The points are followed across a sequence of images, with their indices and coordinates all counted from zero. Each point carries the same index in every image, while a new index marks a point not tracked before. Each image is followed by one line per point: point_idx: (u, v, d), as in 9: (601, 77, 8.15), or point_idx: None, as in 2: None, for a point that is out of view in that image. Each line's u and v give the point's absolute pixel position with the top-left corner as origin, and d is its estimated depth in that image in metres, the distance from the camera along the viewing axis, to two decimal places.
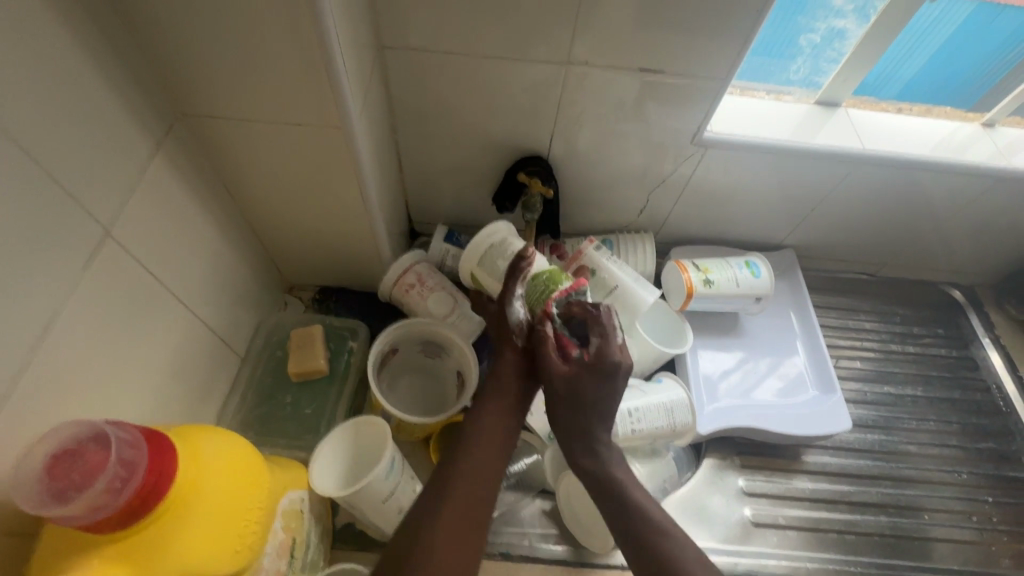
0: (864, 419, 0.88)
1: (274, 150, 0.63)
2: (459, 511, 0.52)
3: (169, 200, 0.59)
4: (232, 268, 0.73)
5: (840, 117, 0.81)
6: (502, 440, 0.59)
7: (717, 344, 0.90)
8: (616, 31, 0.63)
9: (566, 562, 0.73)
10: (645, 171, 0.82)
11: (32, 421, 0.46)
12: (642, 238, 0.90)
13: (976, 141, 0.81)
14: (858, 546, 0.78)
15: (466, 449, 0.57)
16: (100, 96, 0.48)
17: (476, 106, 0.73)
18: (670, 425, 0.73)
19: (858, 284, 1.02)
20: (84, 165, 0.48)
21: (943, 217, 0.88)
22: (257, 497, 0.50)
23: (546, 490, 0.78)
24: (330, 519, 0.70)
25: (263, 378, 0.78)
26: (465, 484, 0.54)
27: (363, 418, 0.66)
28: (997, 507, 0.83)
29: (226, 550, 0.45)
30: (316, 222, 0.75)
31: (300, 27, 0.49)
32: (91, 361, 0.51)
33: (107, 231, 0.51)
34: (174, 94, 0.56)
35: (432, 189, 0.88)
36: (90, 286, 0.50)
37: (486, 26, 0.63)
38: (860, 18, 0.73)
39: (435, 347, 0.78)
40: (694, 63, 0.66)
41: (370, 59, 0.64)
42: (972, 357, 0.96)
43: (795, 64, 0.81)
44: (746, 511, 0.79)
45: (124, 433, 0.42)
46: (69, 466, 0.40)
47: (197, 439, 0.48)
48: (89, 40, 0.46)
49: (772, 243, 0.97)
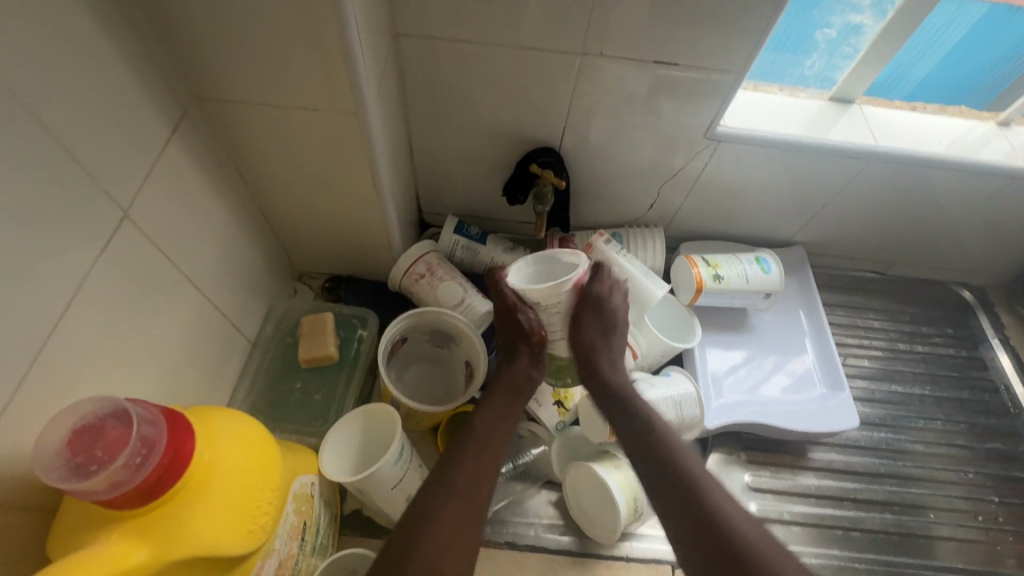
0: (872, 417, 0.88)
1: (288, 136, 0.63)
2: (456, 510, 0.54)
3: (184, 184, 0.59)
4: (244, 255, 0.73)
5: (853, 113, 0.81)
6: (498, 436, 0.62)
7: (725, 339, 0.90)
8: (632, 22, 0.63)
9: (571, 552, 0.73)
10: (657, 165, 0.82)
11: (49, 399, 0.46)
12: (652, 232, 0.89)
13: (991, 140, 0.81)
14: (862, 542, 0.78)
15: (465, 446, 0.60)
16: (120, 78, 0.49)
17: (490, 96, 0.73)
18: (678, 419, 0.73)
19: (868, 283, 1.01)
20: (103, 148, 0.48)
21: (955, 216, 0.88)
22: (271, 479, 0.50)
23: (553, 481, 0.78)
24: (338, 505, 0.71)
25: (273, 363, 0.79)
26: (466, 476, 0.57)
27: (372, 405, 0.67)
28: (1003, 508, 0.82)
29: (239, 531, 0.46)
30: (328, 211, 0.75)
31: (319, 13, 0.49)
32: (105, 341, 0.51)
33: (124, 213, 0.52)
34: (192, 78, 0.57)
35: (443, 179, 0.88)
36: (107, 268, 0.50)
37: (502, 16, 0.63)
38: (877, 13, 0.73)
39: (445, 337, 0.78)
40: (709, 57, 0.66)
41: (385, 48, 0.64)
42: (981, 358, 0.95)
43: (810, 59, 0.80)
44: (752, 506, 0.79)
45: (143, 411, 0.42)
46: (90, 441, 0.40)
47: (214, 421, 0.48)
48: (110, 22, 0.47)
49: (782, 239, 0.97)
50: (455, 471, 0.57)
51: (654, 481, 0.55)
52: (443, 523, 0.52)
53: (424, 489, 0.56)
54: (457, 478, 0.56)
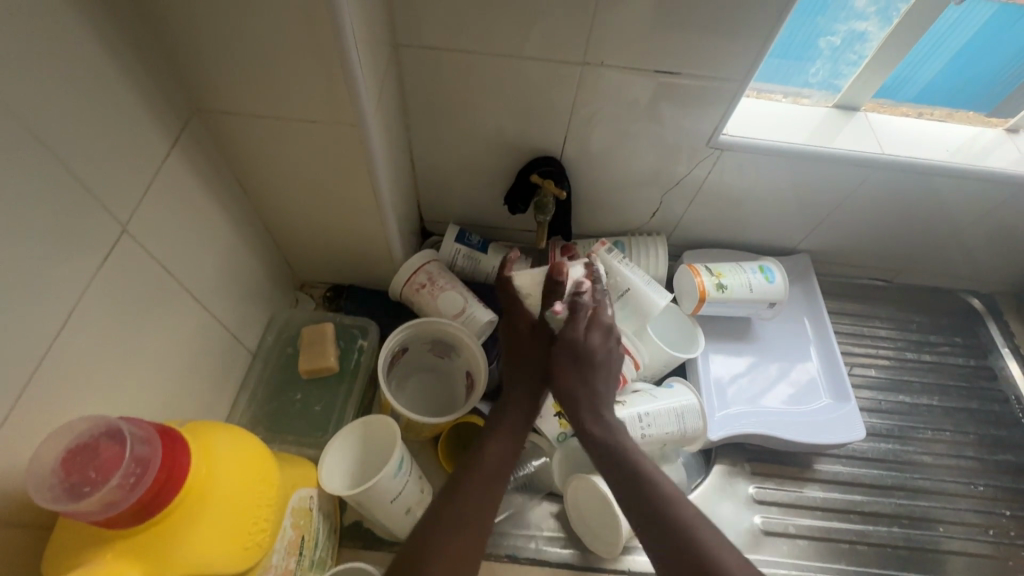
0: (878, 428, 0.87)
1: (286, 148, 0.63)
2: (465, 536, 0.54)
3: (184, 196, 0.59)
4: (244, 266, 0.73)
5: (858, 121, 0.80)
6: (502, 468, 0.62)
7: (728, 348, 0.89)
8: (635, 30, 0.62)
9: (572, 566, 0.72)
10: (659, 173, 0.81)
11: (45, 416, 0.46)
12: (654, 241, 0.89)
13: (1000, 146, 0.80)
14: (869, 557, 0.77)
15: (473, 474, 0.60)
16: (118, 92, 0.49)
17: (491, 106, 0.73)
18: (680, 432, 0.73)
19: (874, 291, 1.00)
20: (102, 163, 0.48)
21: (964, 223, 0.87)
22: (268, 495, 0.50)
23: (554, 493, 0.78)
24: (338, 517, 0.71)
25: (273, 374, 0.79)
26: (468, 500, 0.57)
27: (372, 417, 0.66)
28: (1014, 521, 0.81)
29: (236, 548, 0.45)
30: (328, 221, 0.75)
31: (318, 26, 0.49)
32: (103, 356, 0.51)
33: (123, 228, 0.52)
34: (191, 90, 0.57)
35: (444, 188, 0.88)
36: (106, 283, 0.50)
37: (502, 25, 0.63)
38: (882, 20, 0.72)
39: (446, 347, 0.78)
40: (712, 66, 0.66)
41: (385, 58, 0.64)
42: (990, 366, 0.94)
43: (814, 66, 0.79)
44: (757, 519, 0.78)
45: (137, 429, 0.42)
46: (84, 461, 0.40)
47: (211, 436, 0.48)
48: (109, 38, 0.47)
49: (786, 247, 0.96)
50: (454, 509, 0.56)
51: (635, 508, 0.57)
52: (450, 551, 0.53)
53: (431, 514, 0.56)
54: (464, 506, 0.56)
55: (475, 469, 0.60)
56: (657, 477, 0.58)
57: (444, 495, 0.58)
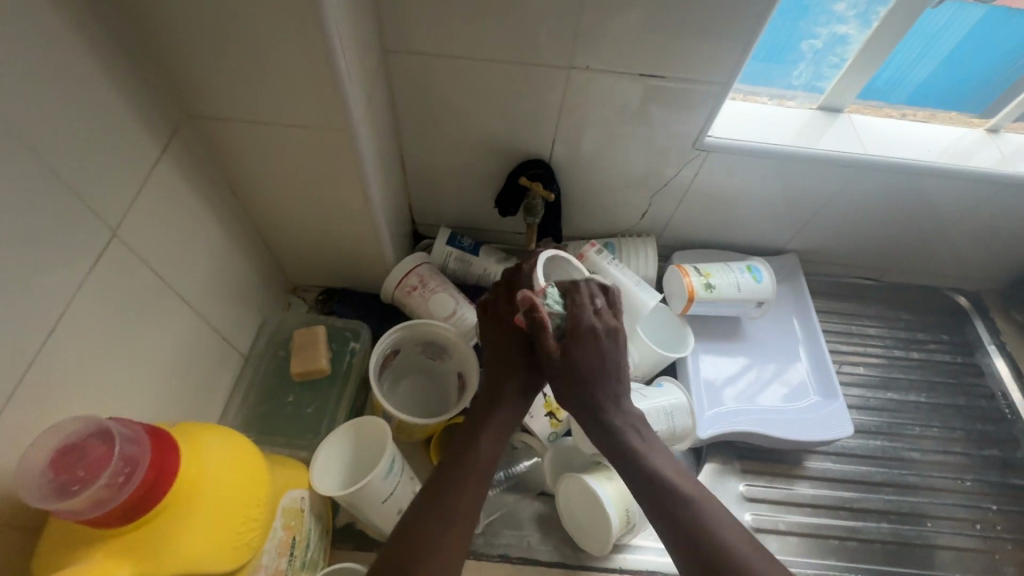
0: (867, 425, 0.88)
1: (276, 153, 0.64)
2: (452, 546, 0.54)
3: (175, 201, 0.60)
4: (236, 269, 0.74)
5: (841, 122, 0.81)
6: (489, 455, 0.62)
7: (719, 348, 0.90)
8: (619, 35, 0.63)
9: (565, 565, 0.73)
10: (647, 175, 0.82)
11: (36, 417, 0.46)
12: (644, 242, 0.90)
13: (982, 147, 0.81)
14: (860, 552, 0.78)
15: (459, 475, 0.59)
16: (107, 98, 0.49)
17: (479, 110, 0.74)
18: (670, 430, 0.73)
19: (862, 290, 1.01)
20: (93, 169, 0.49)
21: (948, 222, 0.88)
22: (257, 495, 0.51)
23: (546, 492, 0.78)
24: (330, 519, 0.71)
25: (265, 376, 0.79)
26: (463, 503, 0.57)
27: (363, 419, 0.67)
28: (1001, 515, 0.82)
29: (225, 546, 0.46)
30: (319, 224, 0.76)
31: (305, 33, 0.50)
32: (95, 359, 0.52)
33: (114, 233, 0.52)
34: (182, 97, 0.58)
35: (435, 191, 0.89)
36: (98, 285, 0.51)
37: (488, 32, 0.64)
38: (862, 23, 0.73)
39: (437, 348, 0.78)
40: (696, 69, 0.67)
41: (374, 64, 0.65)
42: (977, 363, 0.95)
43: (797, 69, 0.80)
44: (747, 516, 0.78)
45: (128, 429, 0.43)
46: (73, 461, 0.40)
47: (201, 436, 0.48)
48: (99, 45, 0.48)
49: (775, 247, 0.97)
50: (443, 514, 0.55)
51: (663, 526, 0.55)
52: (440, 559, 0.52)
53: (414, 515, 0.55)
54: (452, 511, 0.56)
55: (464, 468, 0.60)
56: (705, 508, 0.54)
57: (423, 499, 0.57)
